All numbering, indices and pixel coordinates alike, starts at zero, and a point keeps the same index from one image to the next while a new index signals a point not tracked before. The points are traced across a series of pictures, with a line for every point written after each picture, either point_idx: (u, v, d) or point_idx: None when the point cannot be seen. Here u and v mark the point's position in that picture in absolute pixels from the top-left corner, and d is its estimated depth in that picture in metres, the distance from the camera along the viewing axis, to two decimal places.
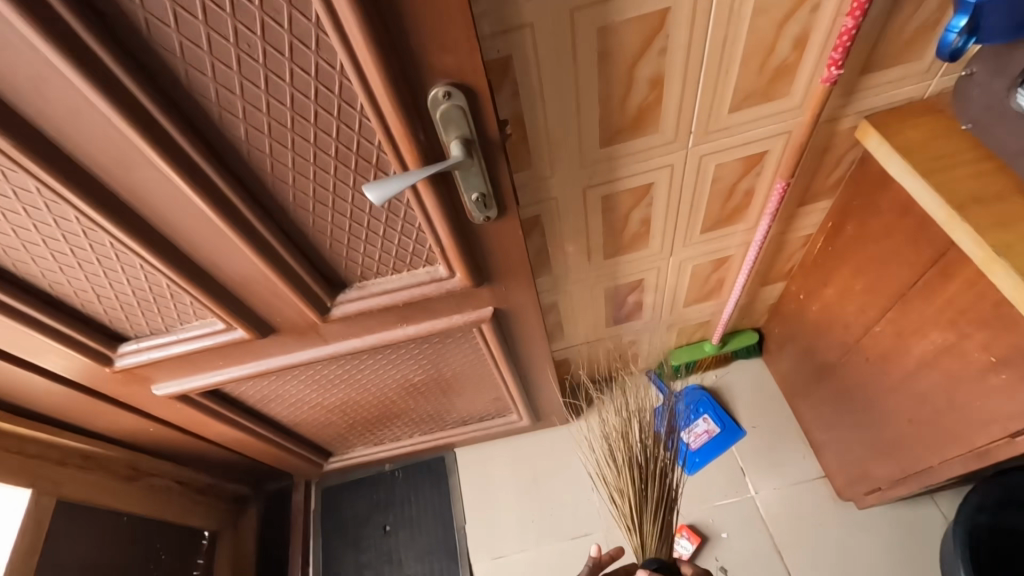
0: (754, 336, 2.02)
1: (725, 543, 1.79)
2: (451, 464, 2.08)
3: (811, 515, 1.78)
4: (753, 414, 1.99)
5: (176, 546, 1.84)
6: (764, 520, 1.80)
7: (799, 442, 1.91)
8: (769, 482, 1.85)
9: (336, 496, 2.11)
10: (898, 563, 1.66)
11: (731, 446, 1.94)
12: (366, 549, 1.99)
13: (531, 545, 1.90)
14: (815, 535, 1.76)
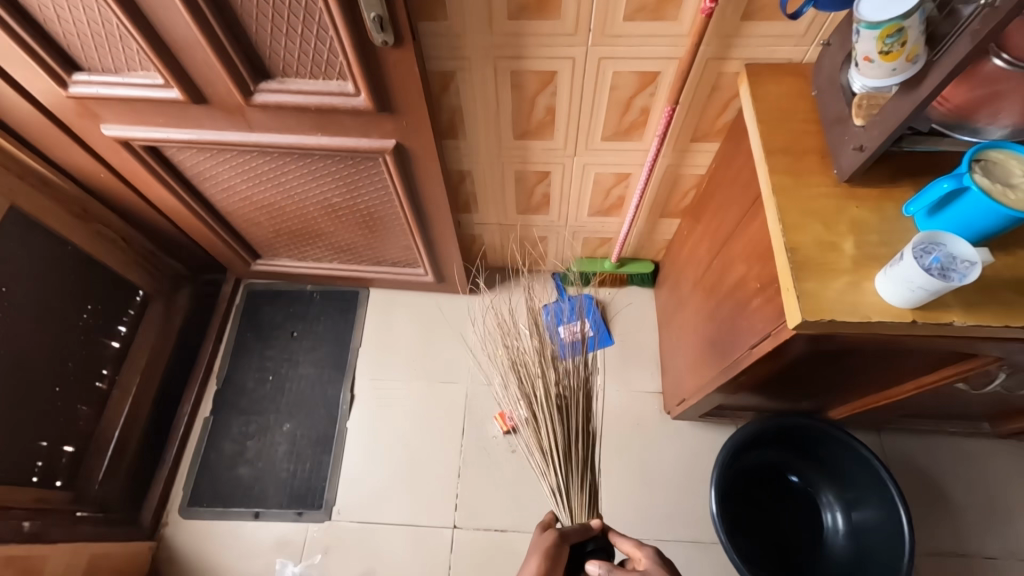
0: (649, 267, 2.26)
1: None
2: (362, 299, 2.37)
3: (635, 417, 2.10)
4: (625, 331, 2.27)
5: (111, 290, 2.11)
6: (598, 411, 2.11)
7: (651, 361, 2.20)
8: (614, 385, 2.16)
9: (256, 297, 2.39)
10: (686, 469, 2.00)
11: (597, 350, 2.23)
12: (273, 346, 2.28)
13: (407, 377, 2.20)
14: (636, 433, 2.07)
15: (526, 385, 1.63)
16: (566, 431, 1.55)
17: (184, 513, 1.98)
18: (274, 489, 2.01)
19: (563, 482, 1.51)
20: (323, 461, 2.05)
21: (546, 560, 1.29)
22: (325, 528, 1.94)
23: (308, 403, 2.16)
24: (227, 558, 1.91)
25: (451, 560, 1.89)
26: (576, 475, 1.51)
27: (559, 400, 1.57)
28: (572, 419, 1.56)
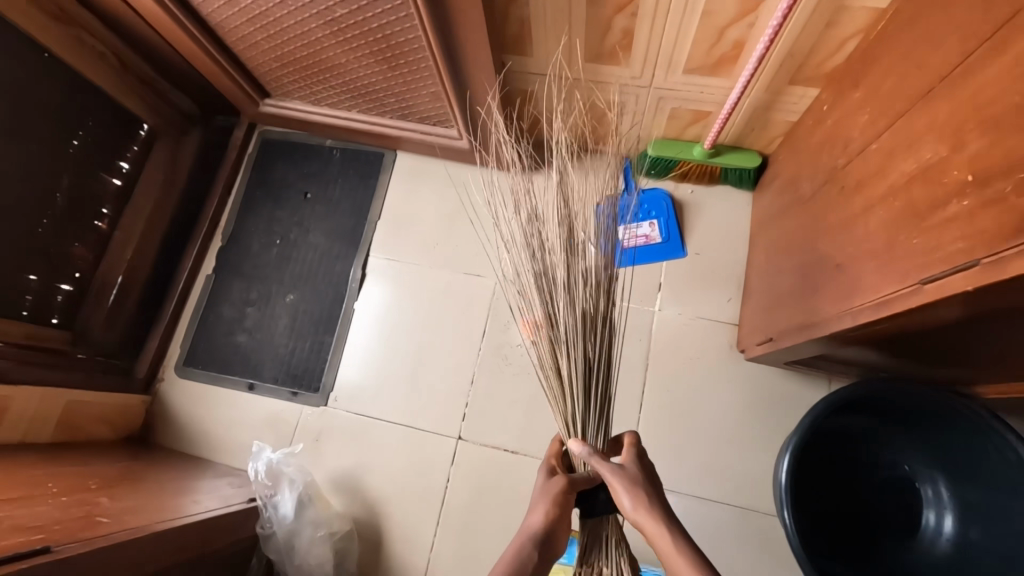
0: (755, 162, 1.68)
1: None
2: (387, 164, 1.97)
3: (696, 349, 1.67)
4: (702, 242, 1.76)
5: (109, 115, 1.82)
6: (649, 334, 1.70)
7: (730, 284, 1.72)
8: (676, 307, 1.72)
9: (269, 148, 2.06)
10: (751, 422, 1.59)
11: (663, 262, 1.76)
12: (283, 207, 1.99)
13: (427, 262, 1.86)
14: (692, 368, 1.65)
15: (545, 287, 1.16)
16: (587, 356, 1.15)
17: (180, 372, 1.85)
18: (270, 363, 1.82)
19: (580, 417, 1.15)
20: (324, 342, 1.82)
21: (556, 507, 1.04)
22: (318, 413, 1.75)
23: (314, 276, 1.90)
24: (220, 425, 1.80)
25: (449, 472, 1.66)
26: (596, 409, 1.15)
27: (581, 312, 1.14)
28: (594, 339, 1.15)
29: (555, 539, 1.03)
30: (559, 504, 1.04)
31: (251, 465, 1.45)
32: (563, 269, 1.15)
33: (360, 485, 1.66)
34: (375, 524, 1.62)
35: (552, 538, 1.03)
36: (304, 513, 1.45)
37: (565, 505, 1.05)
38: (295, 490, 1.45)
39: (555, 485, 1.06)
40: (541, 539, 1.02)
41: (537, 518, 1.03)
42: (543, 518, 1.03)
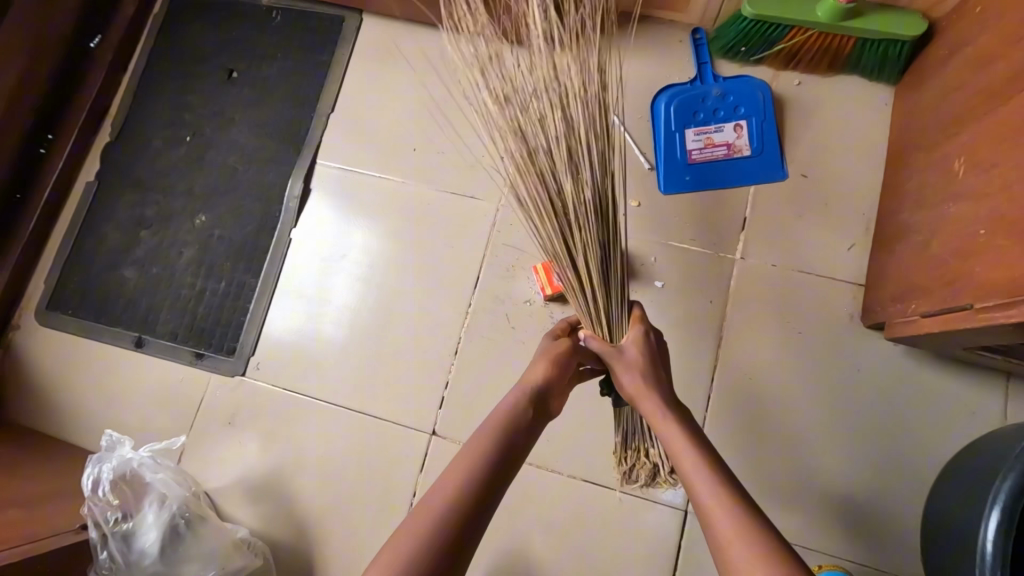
0: (918, 33, 1.05)
1: (653, 294, 1.14)
2: (348, 32, 1.35)
3: (795, 318, 1.11)
4: (813, 160, 1.17)
5: None
6: (726, 294, 1.13)
7: (853, 224, 1.13)
8: (768, 254, 1.14)
9: (181, 4, 1.42)
10: (875, 433, 1.05)
11: (749, 186, 1.17)
12: (198, 89, 1.37)
13: (398, 177, 1.27)
14: (789, 347, 1.10)
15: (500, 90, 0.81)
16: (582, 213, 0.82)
17: (43, 318, 1.29)
18: (168, 311, 1.26)
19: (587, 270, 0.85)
20: (247, 285, 1.25)
21: (555, 368, 0.81)
22: (232, 387, 1.21)
23: (237, 189, 1.31)
24: (92, 396, 1.24)
25: (416, 483, 1.13)
26: (602, 253, 0.85)
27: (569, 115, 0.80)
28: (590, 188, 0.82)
29: (552, 401, 0.80)
30: (562, 362, 0.82)
31: (85, 481, 0.90)
32: (542, 91, 0.80)
33: (286, 495, 1.14)
34: (305, 553, 1.11)
35: (544, 402, 0.78)
36: (179, 550, 0.91)
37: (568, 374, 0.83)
38: (162, 517, 0.91)
39: (555, 348, 0.84)
40: (535, 403, 0.77)
41: (537, 373, 0.80)
42: (543, 375, 0.80)
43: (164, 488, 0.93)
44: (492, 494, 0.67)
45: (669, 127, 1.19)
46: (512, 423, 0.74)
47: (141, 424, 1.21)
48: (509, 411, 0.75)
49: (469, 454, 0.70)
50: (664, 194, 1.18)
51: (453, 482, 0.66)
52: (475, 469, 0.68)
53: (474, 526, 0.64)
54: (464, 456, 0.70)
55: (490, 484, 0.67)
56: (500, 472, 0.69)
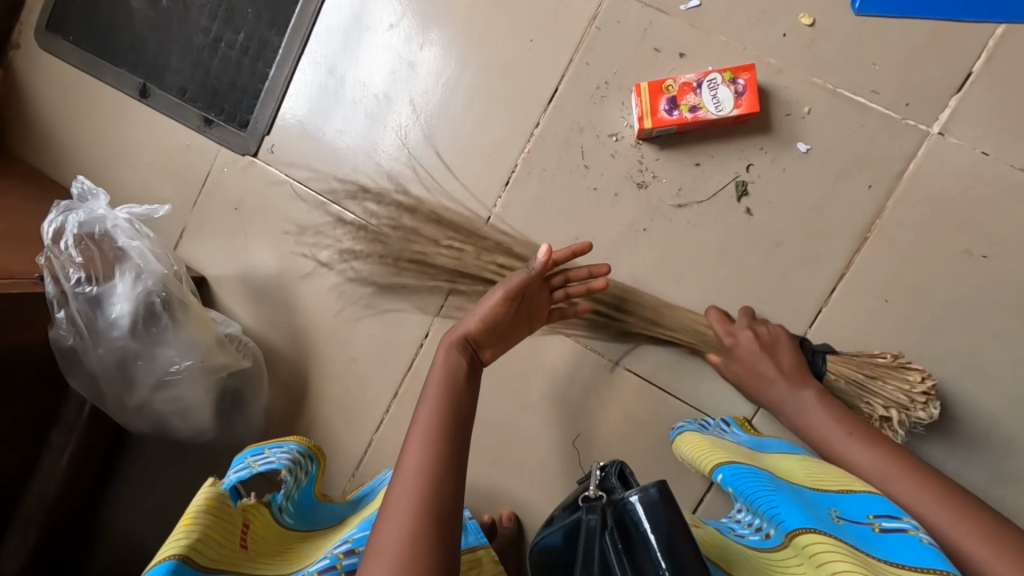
0: None
1: (791, 160, 0.82)
2: None
3: (985, 235, 0.78)
4: None
5: None
6: (897, 181, 0.79)
7: None
8: (985, 136, 0.77)
9: None
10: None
11: (997, 24, 0.76)
12: None
13: None
14: (958, 273, 0.79)
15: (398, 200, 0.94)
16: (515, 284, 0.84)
17: (42, 40, 1.09)
18: (178, 60, 1.03)
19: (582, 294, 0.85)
20: (268, 43, 1.00)
21: (498, 312, 0.72)
22: (242, 167, 1.02)
23: None
24: (92, 144, 1.08)
25: (431, 324, 0.96)
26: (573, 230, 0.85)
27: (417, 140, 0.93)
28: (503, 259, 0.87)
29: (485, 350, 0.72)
30: (506, 309, 0.72)
31: (47, 231, 0.75)
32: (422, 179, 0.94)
33: (289, 303, 1.01)
34: (302, 366, 1.00)
35: (477, 352, 0.70)
36: (153, 331, 0.79)
37: (515, 319, 0.74)
38: (136, 291, 0.77)
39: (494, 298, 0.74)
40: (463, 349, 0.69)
41: (476, 321, 0.71)
42: (483, 320, 0.71)
43: (140, 260, 0.78)
44: (463, 447, 0.59)
45: None
46: (456, 373, 0.66)
47: (142, 189, 1.06)
48: (453, 360, 0.67)
49: (426, 415, 0.60)
50: (856, 15, 0.79)
51: (418, 456, 0.56)
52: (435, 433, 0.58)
53: (455, 493, 0.55)
54: (404, 452, 0.57)
55: (457, 436, 0.59)
56: (457, 436, 0.59)
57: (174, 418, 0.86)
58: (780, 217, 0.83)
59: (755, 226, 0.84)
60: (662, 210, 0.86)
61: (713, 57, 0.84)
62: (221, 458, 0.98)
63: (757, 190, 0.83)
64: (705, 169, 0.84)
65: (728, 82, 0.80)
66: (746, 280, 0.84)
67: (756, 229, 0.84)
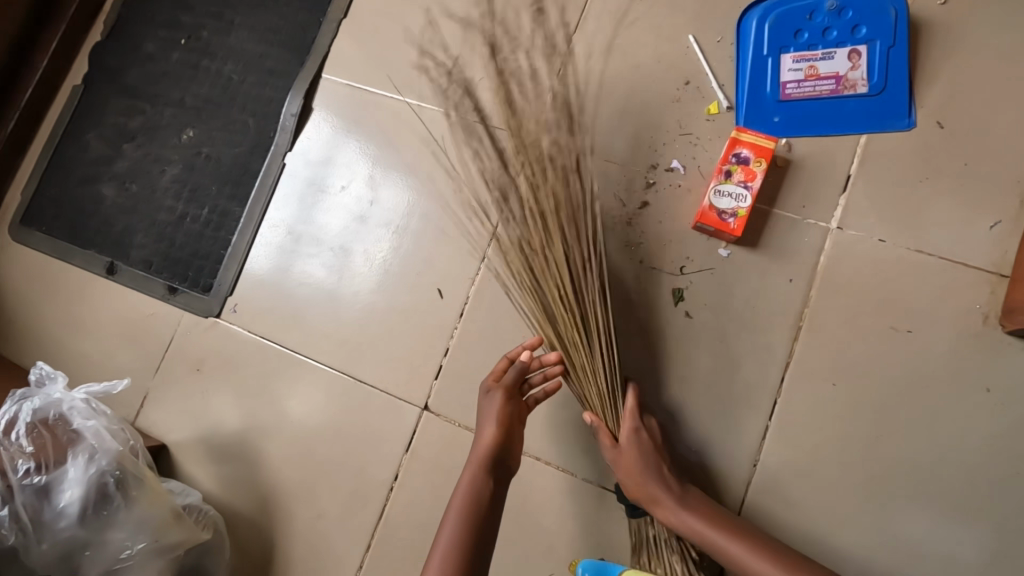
0: None
1: (716, 264, 0.89)
2: None
3: (904, 313, 0.84)
4: (955, 105, 0.87)
5: None
6: (814, 272, 0.87)
7: (1003, 196, 0.84)
8: (878, 226, 0.87)
9: None
10: (993, 471, 0.80)
11: (860, 134, 0.89)
12: None
13: (414, 98, 1.05)
14: (892, 350, 0.84)
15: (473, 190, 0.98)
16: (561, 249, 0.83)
17: (15, 233, 1.16)
18: (144, 237, 1.10)
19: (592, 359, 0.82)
20: (230, 215, 1.08)
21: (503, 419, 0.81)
22: (205, 329, 1.05)
23: (233, 102, 1.12)
24: (56, 324, 1.11)
25: (399, 464, 0.94)
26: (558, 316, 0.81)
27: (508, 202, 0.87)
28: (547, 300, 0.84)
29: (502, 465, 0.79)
30: (508, 420, 0.81)
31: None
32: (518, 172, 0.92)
33: (252, 461, 0.98)
34: (268, 527, 0.95)
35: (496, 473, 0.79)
36: (105, 515, 0.76)
37: (513, 418, 0.82)
38: (89, 473, 0.75)
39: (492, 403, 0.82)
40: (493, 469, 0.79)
41: (485, 441, 0.80)
42: (491, 441, 0.80)
43: (95, 439, 0.77)
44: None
45: (759, 51, 0.92)
46: (478, 502, 0.76)
47: (104, 362, 1.07)
48: (477, 487, 0.76)
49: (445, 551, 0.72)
50: None
51: None
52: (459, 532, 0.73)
53: None
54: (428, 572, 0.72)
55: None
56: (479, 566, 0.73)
57: None
58: (718, 317, 0.88)
59: (697, 328, 0.89)
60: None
61: (630, 185, 0.95)
62: None
63: (692, 295, 0.89)
64: (641, 281, 0.91)
65: (732, 208, 0.86)
66: (700, 378, 0.87)
67: (698, 331, 0.88)
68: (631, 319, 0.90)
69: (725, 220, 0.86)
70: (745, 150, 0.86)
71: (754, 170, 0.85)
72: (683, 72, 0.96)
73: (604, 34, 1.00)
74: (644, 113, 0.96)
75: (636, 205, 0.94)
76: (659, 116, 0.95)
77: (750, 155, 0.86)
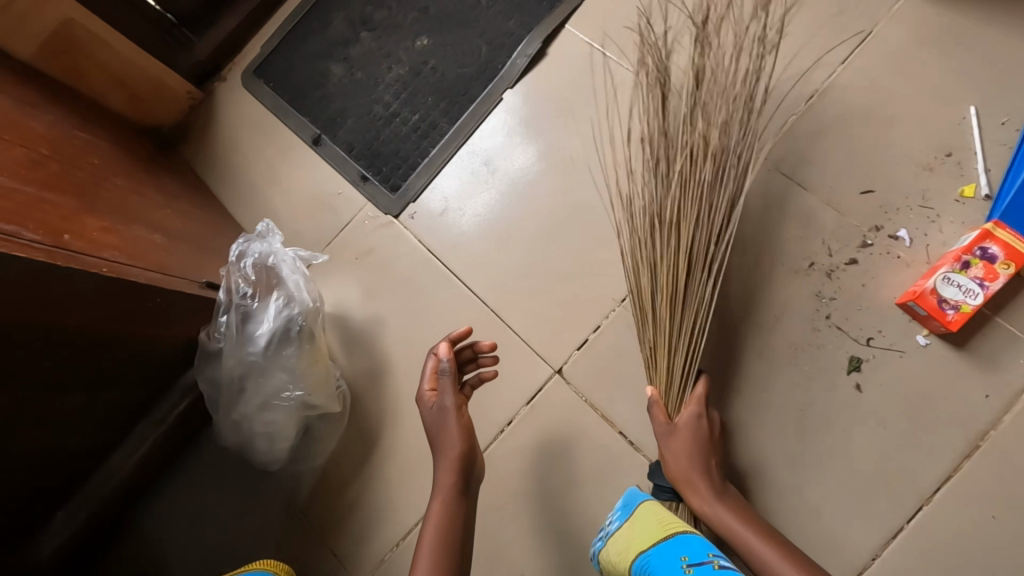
0: None
1: (910, 348, 0.85)
2: None
3: None
4: None
5: None
6: (1014, 396, 0.81)
7: None
8: None
9: None
10: None
11: None
12: None
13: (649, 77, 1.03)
14: None
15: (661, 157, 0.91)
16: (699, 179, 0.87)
17: (246, 81, 1.27)
18: (354, 123, 1.18)
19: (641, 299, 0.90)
20: (437, 128, 1.13)
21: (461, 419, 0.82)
22: (381, 224, 1.11)
23: (473, 23, 1.15)
24: (257, 173, 1.21)
25: (516, 412, 0.98)
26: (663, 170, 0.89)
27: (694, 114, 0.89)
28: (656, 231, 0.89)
29: (477, 462, 0.83)
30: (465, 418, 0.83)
31: (240, 244, 0.86)
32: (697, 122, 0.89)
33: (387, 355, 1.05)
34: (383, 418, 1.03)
35: (472, 470, 0.81)
36: (280, 356, 0.84)
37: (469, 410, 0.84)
38: (281, 316, 0.84)
39: (445, 405, 0.82)
40: (462, 489, 0.80)
41: (453, 442, 0.81)
42: (456, 437, 0.81)
43: (294, 288, 0.86)
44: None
45: None
46: (452, 513, 0.78)
47: (287, 220, 1.17)
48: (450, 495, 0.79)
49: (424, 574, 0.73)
50: None
51: None
52: (439, 560, 0.74)
53: None
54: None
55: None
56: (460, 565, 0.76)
57: (260, 442, 0.89)
58: (891, 401, 0.84)
59: (863, 403, 0.85)
60: (770, 364, 0.89)
61: (845, 238, 0.90)
62: (279, 488, 0.99)
63: (871, 369, 0.85)
64: (821, 335, 0.88)
65: (956, 301, 0.80)
66: (847, 452, 0.84)
67: (864, 405, 0.85)
68: (797, 370, 0.88)
69: (943, 309, 0.81)
70: (983, 245, 0.80)
71: (996, 270, 0.79)
72: (947, 144, 0.89)
73: (874, 75, 0.93)
74: (887, 171, 0.90)
75: (843, 259, 0.89)
76: (902, 178, 0.90)
77: (999, 252, 0.79)
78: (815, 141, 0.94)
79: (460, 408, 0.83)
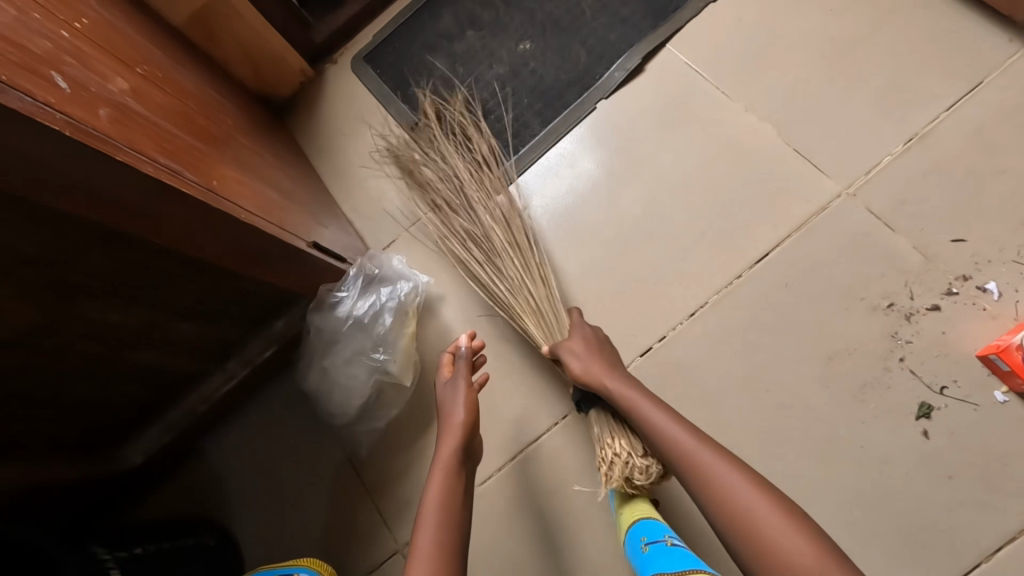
0: None
1: (985, 402, 0.83)
2: None
3: None
4: None
5: None
6: None
7: None
8: None
9: None
10: None
11: None
12: None
13: (744, 102, 1.05)
14: None
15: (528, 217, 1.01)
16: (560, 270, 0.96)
17: (354, 65, 1.36)
18: None
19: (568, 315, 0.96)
20: (528, 128, 1.18)
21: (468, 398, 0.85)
22: None
23: (576, 33, 1.20)
24: (354, 151, 1.30)
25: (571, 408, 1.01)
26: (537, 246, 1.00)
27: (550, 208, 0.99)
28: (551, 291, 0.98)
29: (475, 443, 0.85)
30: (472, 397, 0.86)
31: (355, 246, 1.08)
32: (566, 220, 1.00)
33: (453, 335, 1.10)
34: None
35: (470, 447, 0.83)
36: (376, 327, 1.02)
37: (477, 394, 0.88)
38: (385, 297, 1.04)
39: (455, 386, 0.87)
40: (460, 466, 0.81)
41: (457, 417, 0.83)
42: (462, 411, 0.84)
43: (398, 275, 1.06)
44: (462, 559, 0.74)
45: None
46: (454, 486, 0.79)
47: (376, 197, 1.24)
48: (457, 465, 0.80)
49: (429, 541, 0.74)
50: None
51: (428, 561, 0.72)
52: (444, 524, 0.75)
53: None
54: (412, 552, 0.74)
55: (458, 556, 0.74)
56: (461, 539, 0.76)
57: (338, 394, 1.03)
58: (959, 452, 0.83)
59: (929, 450, 0.84)
60: (835, 398, 0.89)
61: (929, 283, 0.89)
62: (339, 442, 1.06)
63: (941, 418, 0.84)
64: (892, 376, 0.87)
65: None
66: (905, 496, 0.84)
67: (929, 453, 0.84)
68: (863, 407, 0.87)
69: None
70: None
71: None
72: None
73: (980, 125, 0.93)
74: (982, 222, 0.89)
75: (923, 304, 0.89)
76: (998, 231, 0.88)
77: None
78: (909, 184, 0.94)
79: (471, 388, 0.88)
